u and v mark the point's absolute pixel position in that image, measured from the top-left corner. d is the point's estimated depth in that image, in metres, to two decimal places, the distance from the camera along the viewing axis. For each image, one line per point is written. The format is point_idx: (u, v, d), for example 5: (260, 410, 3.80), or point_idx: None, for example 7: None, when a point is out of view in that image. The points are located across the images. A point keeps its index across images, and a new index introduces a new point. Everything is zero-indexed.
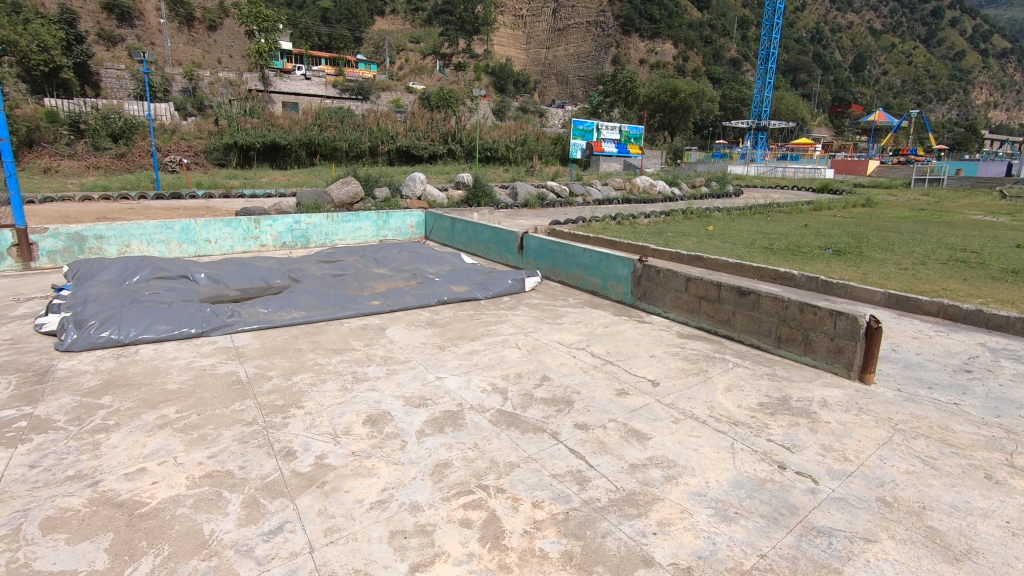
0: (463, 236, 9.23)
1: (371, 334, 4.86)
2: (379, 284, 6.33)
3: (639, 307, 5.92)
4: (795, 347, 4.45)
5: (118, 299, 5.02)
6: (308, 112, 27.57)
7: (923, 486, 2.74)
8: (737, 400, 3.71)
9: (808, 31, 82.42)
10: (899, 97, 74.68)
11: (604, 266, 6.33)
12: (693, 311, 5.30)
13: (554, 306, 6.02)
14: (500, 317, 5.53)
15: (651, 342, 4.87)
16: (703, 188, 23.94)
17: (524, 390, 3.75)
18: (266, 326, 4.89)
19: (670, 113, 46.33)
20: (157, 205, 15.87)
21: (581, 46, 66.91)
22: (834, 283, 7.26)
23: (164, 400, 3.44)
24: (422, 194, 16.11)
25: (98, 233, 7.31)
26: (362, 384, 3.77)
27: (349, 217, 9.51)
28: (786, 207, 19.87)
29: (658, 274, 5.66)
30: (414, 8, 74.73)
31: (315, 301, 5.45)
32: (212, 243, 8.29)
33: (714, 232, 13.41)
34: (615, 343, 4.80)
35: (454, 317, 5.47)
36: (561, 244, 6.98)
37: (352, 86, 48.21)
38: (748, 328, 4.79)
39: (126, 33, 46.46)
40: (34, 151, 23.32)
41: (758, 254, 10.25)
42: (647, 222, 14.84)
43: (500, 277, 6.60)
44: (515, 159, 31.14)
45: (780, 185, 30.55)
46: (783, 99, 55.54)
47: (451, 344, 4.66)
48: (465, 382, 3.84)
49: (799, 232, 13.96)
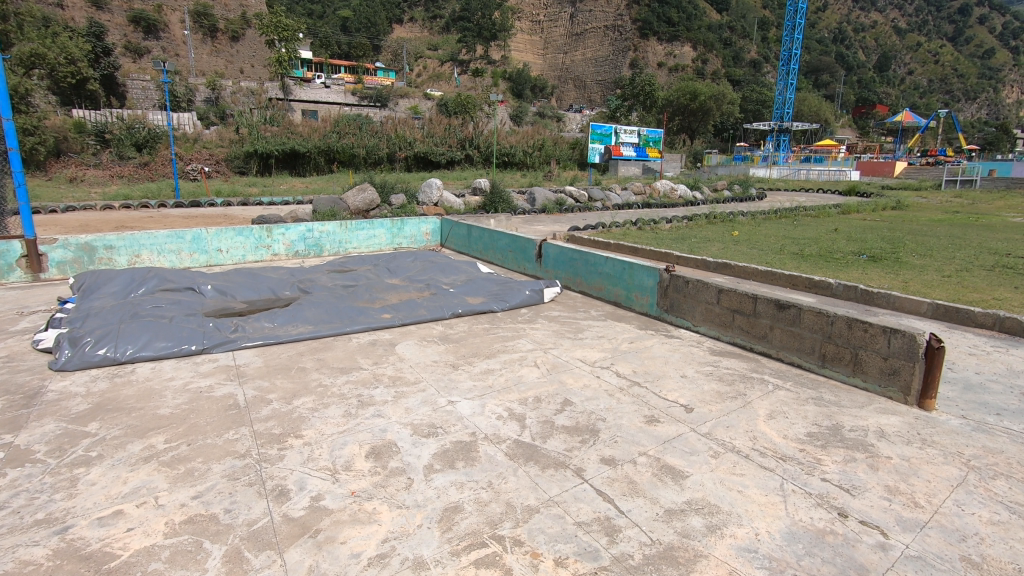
0: (479, 243, 8.95)
1: (380, 350, 4.58)
2: (391, 296, 6.06)
3: (666, 320, 5.55)
4: (842, 367, 4.04)
5: (119, 313, 4.81)
6: (327, 120, 27.64)
7: (1015, 543, 2.33)
8: (781, 429, 3.33)
9: (831, 32, 80.94)
10: (926, 96, 72.83)
11: (627, 275, 5.97)
12: (724, 326, 4.92)
13: (574, 318, 5.69)
14: (519, 331, 5.21)
15: (681, 359, 4.50)
16: (725, 192, 23.40)
17: (544, 416, 3.42)
18: (270, 341, 4.64)
19: (690, 116, 45.65)
20: (176, 213, 15.93)
21: (598, 50, 66.61)
22: (875, 292, 6.81)
23: (155, 427, 3.19)
24: (438, 200, 15.89)
25: (108, 243, 7.19)
26: (367, 409, 3.47)
27: (363, 225, 9.31)
28: (813, 210, 19.26)
29: (687, 285, 5.28)
30: (432, 16, 75.28)
31: (323, 315, 5.18)
32: (223, 252, 8.12)
33: (740, 237, 12.94)
34: (642, 360, 4.44)
35: (468, 331, 5.17)
36: (581, 252, 6.64)
37: (371, 94, 48.63)
38: (788, 345, 4.40)
39: (152, 45, 47.47)
40: (61, 161, 23.62)
41: (788, 260, 9.79)
42: (669, 227, 14.41)
43: (518, 287, 6.29)
44: (533, 164, 30.91)
45: (804, 187, 29.83)
46: (805, 101, 54.54)
47: (465, 362, 4.34)
48: (478, 407, 3.51)
49: (829, 236, 13.42)
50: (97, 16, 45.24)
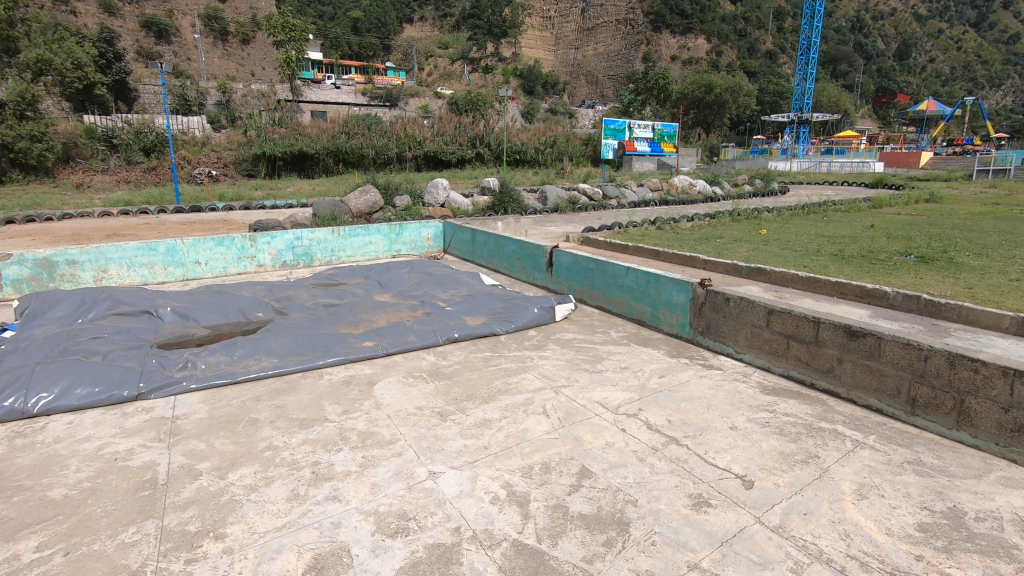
0: (484, 249, 8.12)
1: (354, 393, 3.73)
2: (378, 317, 5.24)
3: (701, 343, 4.66)
4: (941, 417, 3.14)
5: (46, 349, 4.04)
6: (335, 120, 26.96)
7: None
8: (881, 518, 2.42)
9: (848, 20, 78.76)
10: (949, 84, 70.50)
11: (653, 289, 5.09)
12: (775, 355, 4.04)
13: (591, 342, 4.82)
14: (526, 362, 4.33)
15: (726, 401, 3.61)
16: (746, 186, 22.30)
17: (553, 497, 2.55)
18: (222, 381, 3.84)
19: (706, 109, 44.36)
20: (174, 219, 15.34)
21: (610, 45, 65.43)
22: (942, 303, 5.87)
23: (32, 523, 2.38)
24: (445, 201, 15.13)
25: (71, 258, 6.48)
26: (321, 488, 2.64)
27: (357, 231, 8.50)
28: (842, 204, 18.12)
29: (728, 303, 4.38)
30: (442, 14, 74.62)
31: (292, 345, 4.36)
32: (201, 264, 7.36)
33: (768, 236, 11.94)
34: (677, 404, 3.54)
35: (464, 363, 4.30)
36: (599, 261, 5.75)
37: (381, 93, 48.09)
38: (862, 382, 3.51)
39: (164, 50, 47.32)
40: (69, 167, 23.29)
41: (827, 263, 8.82)
42: (690, 226, 13.45)
43: (525, 303, 5.41)
44: (545, 161, 30.05)
45: (828, 180, 28.59)
46: (824, 91, 52.99)
47: (457, 410, 3.47)
48: (467, 483, 2.66)
49: (866, 234, 12.40)
50: (109, 22, 45.35)
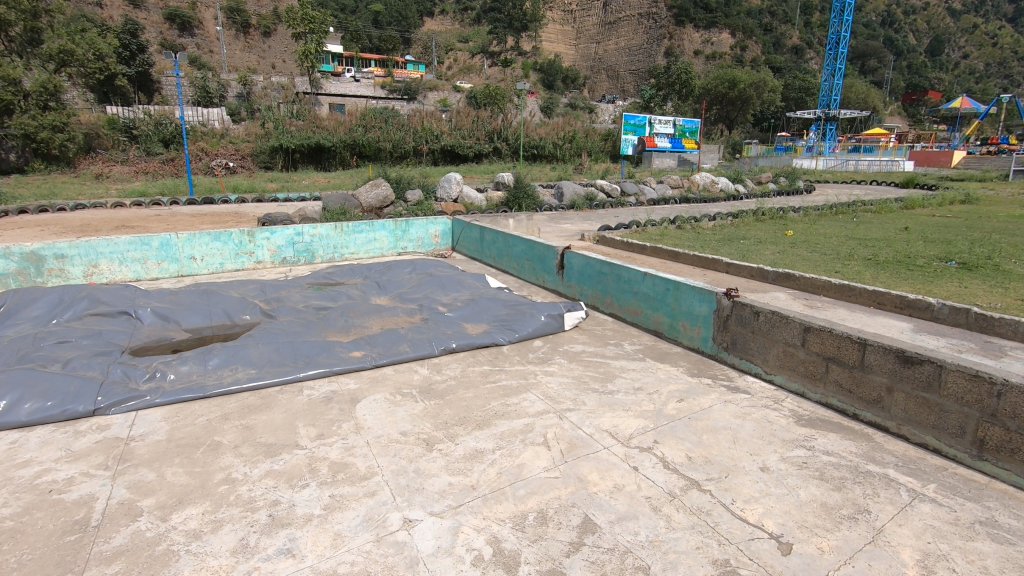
0: (492, 248, 7.70)
1: (334, 413, 3.35)
2: (372, 323, 4.85)
3: (724, 360, 4.19)
4: (1017, 465, 2.64)
5: (5, 355, 3.72)
6: (352, 112, 26.70)
7: None
8: None
9: (878, 15, 76.57)
10: (984, 81, 67.91)
11: (671, 298, 4.62)
12: (811, 379, 3.56)
13: (601, 356, 4.36)
14: (528, 379, 3.88)
15: (756, 434, 3.14)
16: (770, 185, 21.52)
17: (548, 559, 2.12)
18: (190, 395, 3.49)
19: (728, 105, 43.23)
20: (186, 211, 15.16)
21: (632, 39, 64.28)
22: (995, 319, 5.30)
23: None
24: (458, 196, 14.73)
25: (60, 252, 6.21)
26: (275, 537, 2.24)
27: (361, 226, 8.14)
28: (872, 205, 17.30)
29: (757, 317, 3.89)
30: (462, 8, 73.99)
31: (273, 354, 3.98)
32: (197, 260, 7.05)
33: (795, 238, 11.32)
34: (697, 437, 3.08)
35: (459, 379, 3.87)
36: (613, 265, 5.29)
37: (400, 87, 47.66)
38: (918, 418, 3.01)
39: (187, 43, 47.68)
40: (90, 157, 23.37)
41: (860, 268, 8.23)
42: (712, 225, 12.87)
43: (530, 310, 4.97)
44: (562, 157, 29.49)
45: (856, 179, 27.57)
46: (851, 87, 51.48)
47: (446, 437, 3.05)
48: (447, 537, 2.24)
49: (900, 236, 11.72)
50: (134, 14, 45.81)
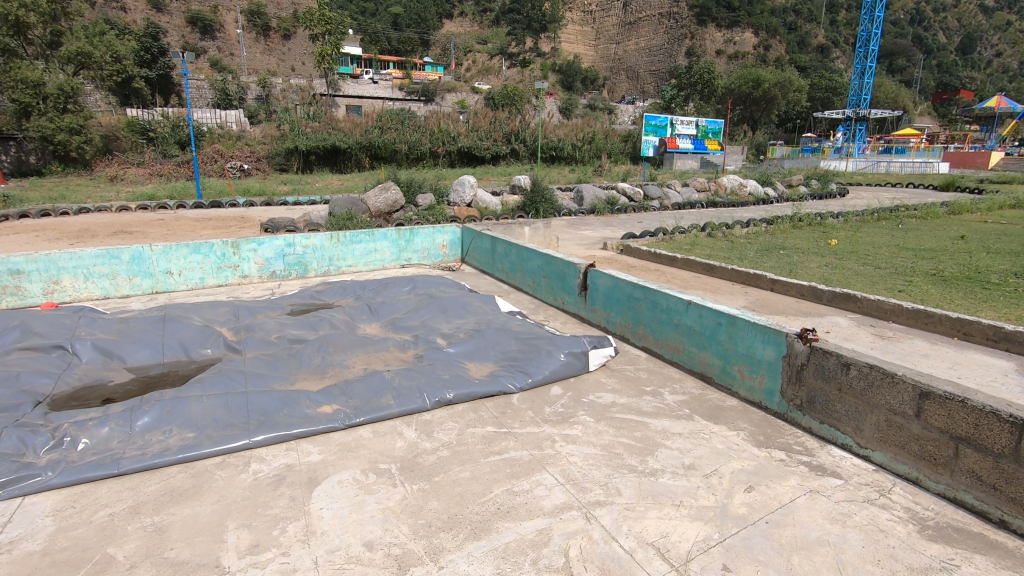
0: (504, 261, 6.82)
1: (282, 504, 2.50)
2: (355, 361, 4.00)
3: (798, 423, 3.25)
4: None
5: None
6: (369, 114, 26.02)
7: None
8: None
9: (907, 13, 74.15)
10: (1019, 80, 65.17)
11: (724, 336, 3.69)
12: (931, 463, 2.61)
13: (637, 412, 3.43)
14: (544, 450, 2.98)
15: (863, 559, 2.20)
16: (801, 188, 20.28)
17: None
18: (100, 473, 2.67)
19: (753, 105, 41.73)
20: (191, 216, 14.54)
21: (652, 39, 63.08)
22: None
23: None
24: (472, 200, 13.89)
25: (15, 267, 5.53)
26: None
27: (360, 236, 7.31)
28: (916, 210, 16.01)
29: (847, 372, 2.95)
30: (482, 10, 73.08)
31: (220, 410, 3.12)
32: (173, 275, 6.31)
33: (840, 248, 10.24)
34: (785, 559, 2.18)
35: (453, 449, 2.98)
36: (647, 290, 4.37)
37: (418, 88, 47.03)
38: None
39: (208, 46, 47.74)
40: (107, 159, 22.93)
41: (926, 286, 7.18)
42: (746, 233, 11.80)
43: (547, 345, 4.06)
44: (582, 158, 28.53)
45: (890, 182, 26.11)
46: (881, 87, 49.66)
47: (427, 554, 2.17)
48: None
49: (957, 246, 10.54)
50: (156, 18, 45.98)
